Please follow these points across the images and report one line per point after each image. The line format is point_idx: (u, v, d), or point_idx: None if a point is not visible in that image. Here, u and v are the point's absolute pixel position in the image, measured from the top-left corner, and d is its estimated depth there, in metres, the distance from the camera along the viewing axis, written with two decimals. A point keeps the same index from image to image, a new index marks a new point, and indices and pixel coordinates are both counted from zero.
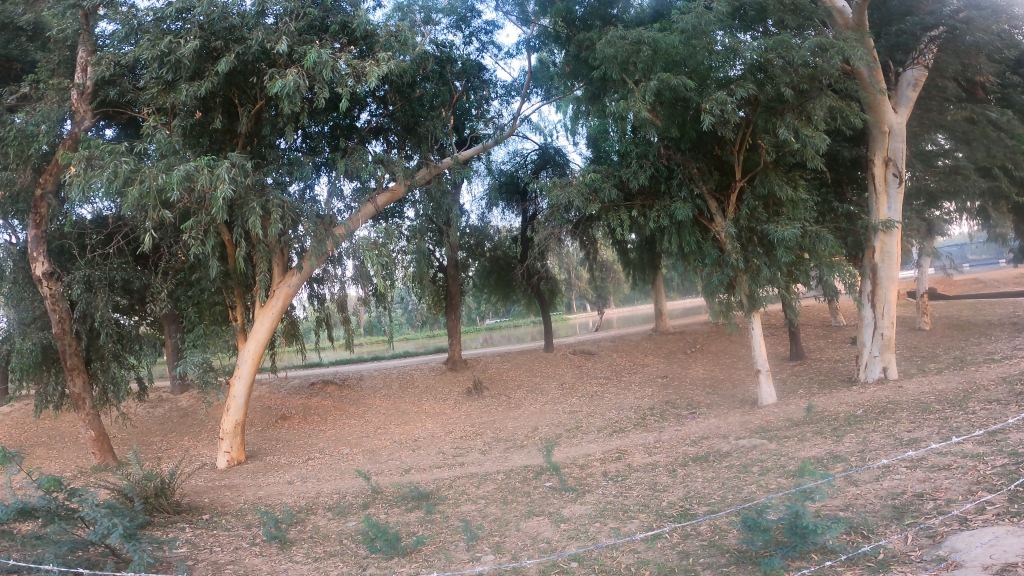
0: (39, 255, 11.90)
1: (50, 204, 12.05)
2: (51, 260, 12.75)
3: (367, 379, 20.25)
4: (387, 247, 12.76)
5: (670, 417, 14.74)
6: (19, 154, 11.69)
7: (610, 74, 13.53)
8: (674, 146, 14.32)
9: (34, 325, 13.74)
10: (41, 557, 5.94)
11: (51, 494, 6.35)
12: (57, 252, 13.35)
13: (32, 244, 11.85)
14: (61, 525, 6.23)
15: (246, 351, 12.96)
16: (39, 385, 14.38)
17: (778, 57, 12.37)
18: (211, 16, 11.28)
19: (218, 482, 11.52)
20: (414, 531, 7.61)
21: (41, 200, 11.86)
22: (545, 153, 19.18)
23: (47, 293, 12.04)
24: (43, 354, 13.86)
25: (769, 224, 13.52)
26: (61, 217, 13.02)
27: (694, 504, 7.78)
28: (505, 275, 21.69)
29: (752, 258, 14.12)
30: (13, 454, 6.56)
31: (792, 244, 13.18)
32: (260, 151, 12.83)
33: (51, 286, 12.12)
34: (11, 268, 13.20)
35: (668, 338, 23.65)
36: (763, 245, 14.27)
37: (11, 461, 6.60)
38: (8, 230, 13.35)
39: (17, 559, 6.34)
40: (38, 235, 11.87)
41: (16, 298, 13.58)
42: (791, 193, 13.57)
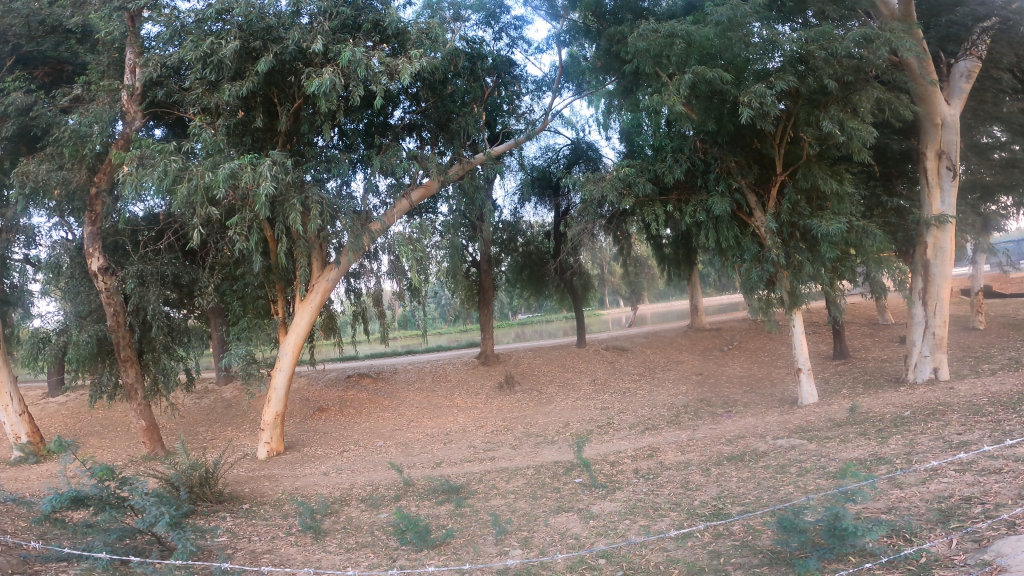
0: (95, 251, 12.43)
1: (104, 202, 12.62)
2: (106, 255, 13.31)
3: (401, 372, 20.52)
4: (421, 242, 12.85)
5: (705, 415, 14.52)
6: (75, 154, 12.24)
7: (643, 67, 13.34)
8: (711, 140, 14.09)
9: (90, 318, 14.37)
10: (91, 545, 6.25)
11: (103, 483, 6.68)
12: (111, 248, 13.93)
13: (88, 240, 12.39)
14: (111, 513, 6.55)
15: (286, 344, 13.26)
16: (94, 375, 15.06)
17: (819, 49, 12.03)
18: (249, 17, 11.53)
19: (258, 472, 11.84)
20: (443, 524, 7.70)
21: (96, 198, 12.43)
22: (578, 148, 19.02)
23: (102, 287, 12.57)
24: (98, 346, 14.50)
25: (813, 219, 13.15)
26: (115, 215, 13.57)
27: (727, 504, 7.66)
28: (538, 270, 21.61)
29: (795, 253, 13.80)
30: (69, 443, 6.96)
31: (836, 239, 12.78)
32: (299, 149, 13.09)
33: (106, 280, 12.64)
34: (68, 264, 13.84)
35: (705, 335, 23.25)
36: (806, 241, 13.94)
37: (67, 452, 6.99)
38: (64, 227, 14.00)
39: (69, 545, 6.63)
40: (94, 232, 12.41)
41: (73, 292, 14.11)
42: (836, 187, 13.17)
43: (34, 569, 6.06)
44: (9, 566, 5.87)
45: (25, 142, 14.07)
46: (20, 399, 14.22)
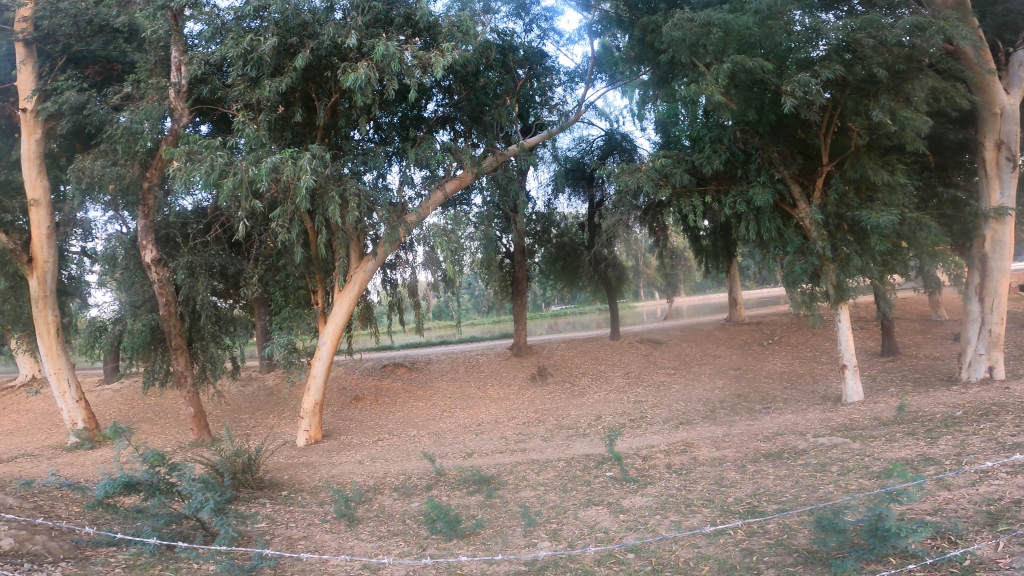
0: (148, 243, 12.91)
1: (156, 195, 13.03)
2: (158, 247, 13.85)
3: (435, 362, 20.73)
4: (456, 233, 12.88)
5: (743, 411, 14.25)
6: (127, 151, 12.71)
7: (679, 57, 13.08)
8: (752, 129, 13.76)
9: (144, 308, 14.95)
10: (141, 530, 6.58)
11: (154, 468, 6.96)
12: (163, 241, 14.44)
13: (142, 233, 12.86)
14: (160, 499, 6.84)
15: (326, 334, 13.53)
16: (148, 363, 15.74)
17: (867, 37, 11.62)
18: (285, 14, 11.68)
19: (297, 459, 12.18)
20: (473, 514, 7.79)
21: (148, 192, 12.85)
22: (612, 139, 18.77)
23: (155, 278, 13.06)
24: (151, 335, 15.11)
25: (862, 211, 12.71)
26: (166, 209, 14.04)
27: (763, 502, 7.52)
28: (572, 262, 21.47)
29: (841, 246, 13.32)
30: (123, 430, 7.64)
31: (888, 232, 12.33)
32: (337, 143, 13.30)
33: (159, 271, 13.14)
34: (122, 256, 14.53)
35: (744, 329, 22.79)
36: (854, 233, 13.47)
37: (121, 437, 7.64)
38: (119, 220, 14.65)
39: (119, 529, 6.99)
40: (147, 225, 12.87)
41: (127, 283, 14.71)
42: (887, 177, 12.66)
43: (85, 553, 6.41)
44: (61, 551, 6.26)
45: (80, 139, 14.81)
46: (77, 386, 14.84)
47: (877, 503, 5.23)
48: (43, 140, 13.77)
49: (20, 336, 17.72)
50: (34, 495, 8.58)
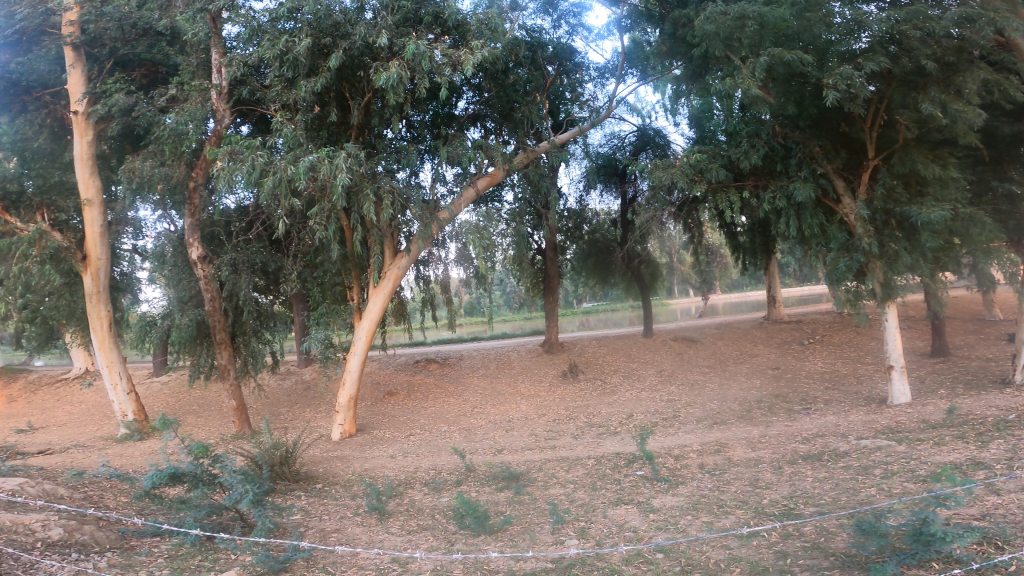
0: (194, 241, 13.44)
1: (201, 195, 13.53)
2: (203, 245, 14.24)
3: (466, 358, 20.87)
4: (488, 230, 12.92)
5: (781, 412, 13.94)
6: (174, 151, 13.06)
7: (713, 51, 12.85)
8: (791, 123, 13.42)
9: (191, 303, 15.47)
10: (184, 520, 6.84)
11: (198, 460, 7.37)
12: (208, 238, 14.88)
13: (189, 231, 13.39)
14: (202, 491, 7.12)
15: (361, 330, 13.73)
16: (194, 357, 16.19)
17: (913, 29, 11.17)
18: (317, 14, 11.84)
19: (331, 453, 12.42)
20: (501, 511, 7.82)
21: (194, 191, 13.36)
22: (644, 135, 18.54)
23: (201, 274, 13.62)
24: (198, 330, 15.62)
25: (911, 206, 12.25)
26: (209, 208, 14.46)
27: (800, 504, 7.35)
28: (604, 258, 21.30)
29: (889, 242, 12.91)
30: (172, 422, 8.11)
31: (939, 227, 11.87)
32: (370, 142, 13.48)
33: (204, 268, 13.67)
34: (171, 253, 15.15)
35: (783, 328, 22.26)
36: (902, 229, 13.00)
37: (170, 430, 8.13)
38: (167, 219, 15.23)
39: (162, 519, 7.26)
40: (194, 224, 13.41)
41: (175, 279, 15.24)
42: (938, 171, 12.07)
43: (130, 543, 6.68)
44: (107, 541, 6.53)
45: (129, 141, 15.27)
46: (127, 379, 15.43)
47: (920, 507, 5.08)
48: (94, 142, 14.36)
49: (74, 330, 18.51)
50: (85, 485, 8.98)
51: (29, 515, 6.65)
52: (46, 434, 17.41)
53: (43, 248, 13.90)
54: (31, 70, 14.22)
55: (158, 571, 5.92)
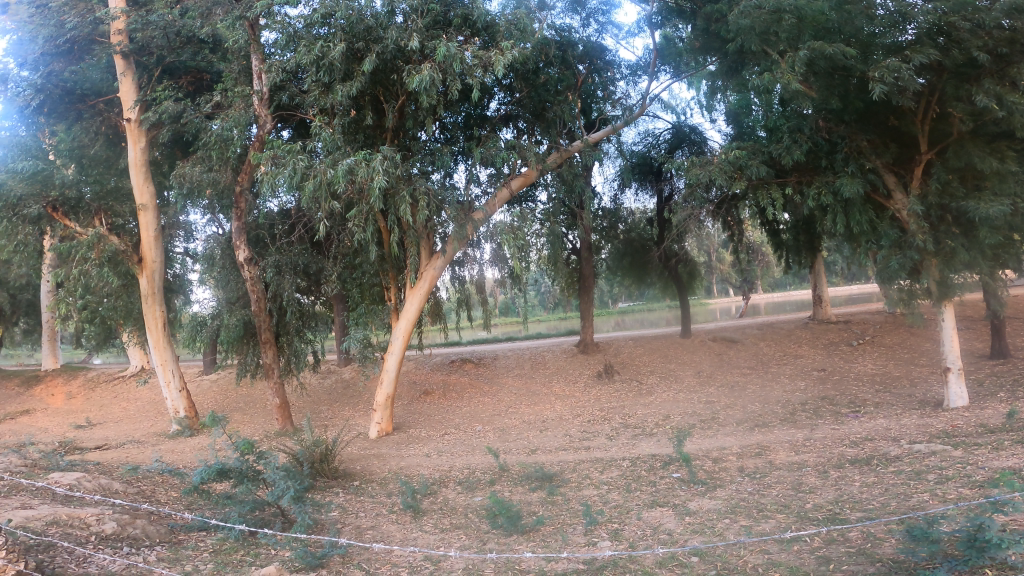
0: (241, 244, 13.86)
1: (247, 198, 13.92)
2: (249, 247, 14.67)
3: (501, 358, 20.93)
4: (522, 230, 12.93)
5: (827, 414, 13.52)
6: (221, 156, 13.44)
7: (749, 46, 12.61)
8: (836, 118, 13.02)
9: (239, 303, 15.98)
10: (229, 514, 7.05)
11: (244, 456, 7.61)
12: (254, 240, 15.30)
13: (236, 234, 13.79)
14: (247, 486, 7.38)
15: (398, 329, 13.88)
16: (241, 356, 16.68)
17: (962, 20, 10.82)
18: (350, 20, 12.08)
19: (369, 451, 12.63)
20: (534, 511, 7.82)
21: (240, 195, 13.77)
22: (679, 132, 18.30)
23: (247, 276, 13.98)
24: (245, 329, 16.10)
25: (967, 201, 11.72)
26: (255, 211, 14.93)
27: (845, 509, 7.13)
28: (640, 258, 21.05)
29: (945, 239, 12.36)
30: (220, 419, 8.47)
31: (999, 223, 11.33)
32: (406, 144, 13.66)
33: (251, 270, 14.04)
34: (220, 255, 15.65)
35: (830, 328, 21.58)
36: (959, 225, 12.46)
37: (217, 426, 8.47)
38: (216, 222, 15.74)
39: (209, 514, 7.55)
40: (241, 227, 13.79)
41: (225, 280, 15.75)
42: (996, 166, 11.59)
43: (178, 537, 6.95)
44: (157, 535, 6.83)
45: (179, 147, 15.83)
46: (180, 377, 16.03)
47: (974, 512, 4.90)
48: (146, 148, 14.97)
49: (131, 330, 19.36)
50: (138, 481, 9.40)
51: (85, 509, 6.99)
52: (104, 430, 18.23)
53: (101, 251, 14.65)
54: (85, 79, 14.82)
55: (204, 565, 6.11)
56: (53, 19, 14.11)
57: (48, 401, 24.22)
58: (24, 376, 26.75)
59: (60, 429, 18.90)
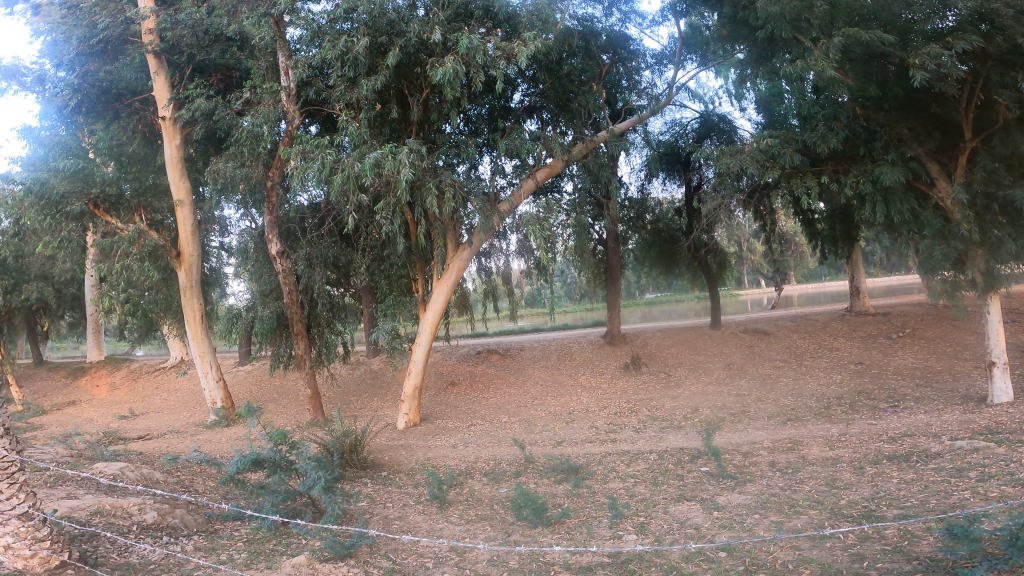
0: (274, 237, 14.12)
1: (278, 193, 14.10)
2: (281, 240, 14.88)
3: (528, 349, 20.91)
4: (548, 221, 12.86)
5: (864, 409, 13.19)
6: (253, 152, 13.64)
7: (779, 33, 12.32)
8: (874, 105, 12.68)
9: (271, 295, 16.27)
10: (262, 504, 7.19)
11: (277, 446, 7.85)
12: (285, 234, 15.52)
13: (268, 228, 14.05)
14: (280, 475, 7.57)
15: (425, 321, 13.92)
16: (274, 347, 17.03)
17: (1006, 6, 10.30)
18: (372, 14, 12.01)
19: (396, 442, 12.78)
20: (560, 503, 7.83)
21: (272, 190, 13.96)
22: (708, 121, 17.92)
23: (279, 269, 14.21)
24: (277, 321, 16.43)
25: (1015, 189, 11.30)
26: (286, 205, 15.14)
27: (882, 506, 6.95)
28: (668, 248, 20.74)
29: (992, 228, 11.93)
30: (256, 409, 8.70)
31: None
32: (431, 137, 13.71)
33: (283, 262, 14.28)
34: (253, 249, 15.99)
35: (868, 320, 20.99)
36: (1006, 213, 12.02)
37: (254, 416, 8.71)
38: (249, 217, 16.08)
39: (244, 503, 7.76)
40: (273, 220, 14.04)
41: (258, 273, 16.06)
42: None
43: (214, 527, 7.15)
44: (195, 524, 7.05)
45: (212, 144, 16.21)
46: (217, 367, 16.44)
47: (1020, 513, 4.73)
48: (181, 145, 15.32)
49: (171, 322, 19.96)
50: (178, 470, 9.74)
51: (128, 498, 7.25)
52: (146, 420, 18.87)
53: (142, 245, 15.17)
54: (120, 78, 15.22)
55: (238, 554, 6.28)
56: (86, 19, 14.30)
57: (93, 392, 25.12)
58: (70, 368, 27.83)
59: (105, 419, 19.65)
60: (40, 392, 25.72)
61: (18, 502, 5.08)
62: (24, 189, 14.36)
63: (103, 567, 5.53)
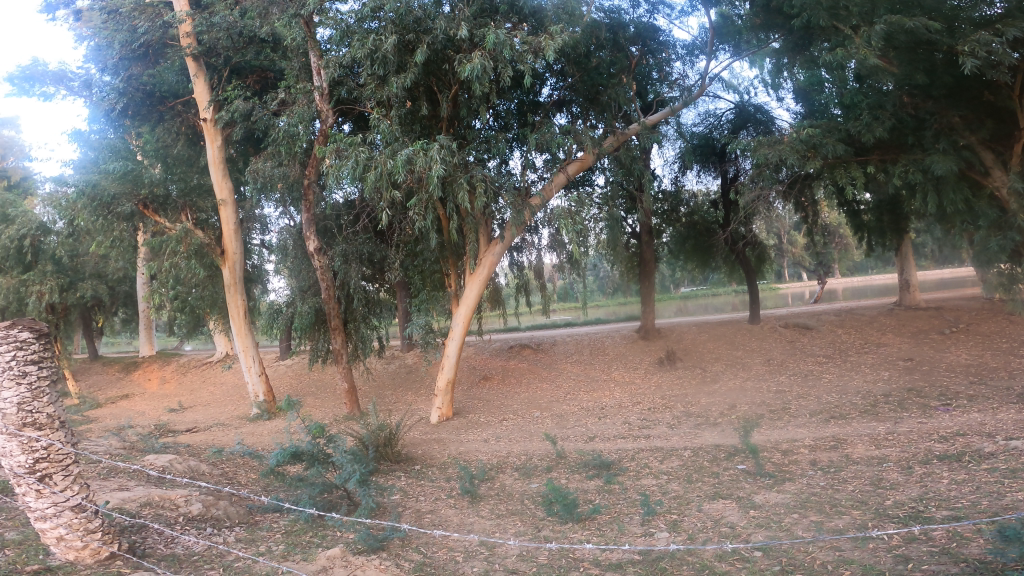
0: (311, 234, 14.43)
1: (315, 190, 14.38)
2: (318, 238, 15.15)
3: (560, 344, 20.83)
4: (580, 214, 12.76)
5: (912, 407, 12.70)
6: (289, 151, 13.91)
7: (817, 20, 11.96)
8: (922, 93, 12.28)
9: (309, 291, 16.60)
10: (300, 497, 7.34)
11: (315, 440, 8.03)
12: (322, 231, 15.79)
13: (306, 225, 14.36)
14: (317, 468, 7.76)
15: (458, 316, 13.95)
16: (313, 342, 17.38)
17: None
18: (399, 12, 12.10)
19: (429, 435, 12.92)
20: (590, 499, 7.79)
21: (308, 188, 14.26)
22: (744, 112, 17.50)
23: (317, 265, 14.52)
24: (315, 316, 16.77)
25: None
26: (322, 202, 15.39)
27: (930, 507, 6.69)
28: (704, 241, 20.37)
29: None
30: (296, 403, 8.87)
31: None
32: (461, 133, 13.76)
33: (320, 259, 14.59)
34: (292, 246, 16.40)
35: (917, 315, 20.21)
36: None
37: (295, 410, 8.92)
38: (287, 215, 16.47)
39: (283, 496, 7.98)
40: (310, 218, 14.34)
41: (297, 269, 16.42)
42: None
43: (255, 518, 7.36)
44: (236, 516, 7.25)
45: (251, 144, 16.63)
46: (259, 361, 16.88)
47: None
48: (223, 145, 15.75)
49: (216, 318, 20.62)
50: (221, 462, 10.07)
51: (175, 491, 7.53)
52: (193, 413, 19.56)
53: (188, 244, 15.73)
54: (161, 81, 15.74)
55: (276, 545, 6.45)
56: (126, 24, 14.74)
57: (144, 385, 26.17)
58: (124, 362, 29.02)
59: (155, 412, 20.46)
60: (96, 386, 26.99)
61: (71, 494, 5.24)
62: (77, 192, 14.87)
63: (150, 558, 5.75)
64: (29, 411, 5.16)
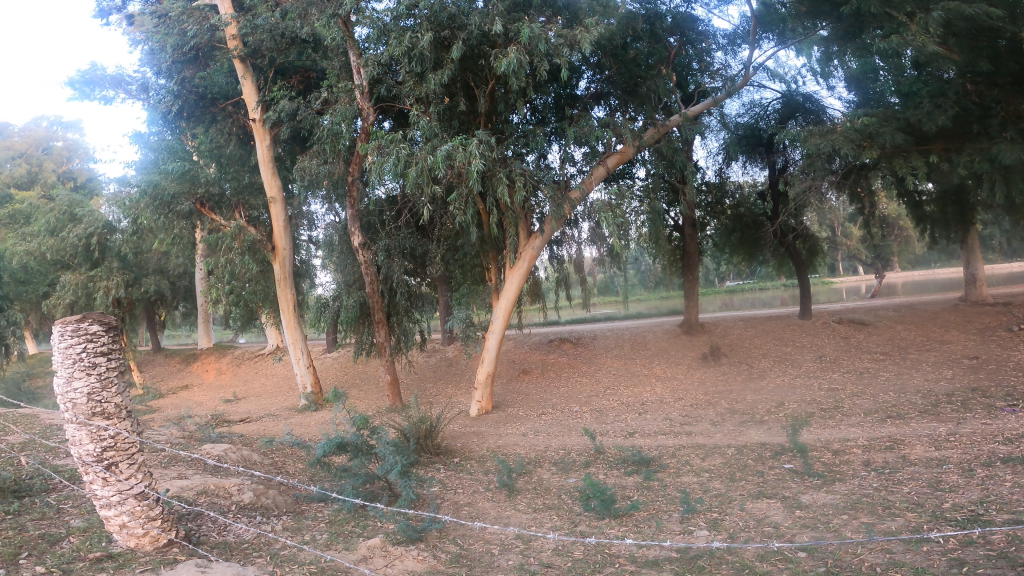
0: (356, 230, 14.74)
1: (359, 187, 14.66)
2: (363, 233, 15.45)
3: (601, 338, 20.67)
4: (621, 207, 12.62)
5: (977, 407, 12.03)
6: (333, 149, 14.22)
7: (869, 5, 11.44)
8: (986, 79, 11.75)
9: (354, 284, 16.96)
10: (344, 487, 7.55)
11: (359, 432, 8.21)
12: (367, 227, 16.09)
13: (350, 221, 14.68)
14: (361, 459, 7.93)
15: (498, 309, 13.99)
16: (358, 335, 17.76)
17: None
18: (434, 9, 12.21)
19: (469, 428, 13.05)
20: (629, 495, 7.72)
21: (352, 185, 14.56)
22: (791, 101, 16.89)
23: (361, 260, 14.83)
24: (360, 309, 17.14)
25: None
26: (366, 198, 15.65)
27: (991, 510, 6.34)
28: (751, 234, 19.82)
29: None
30: (343, 395, 9.05)
31: None
32: (498, 128, 13.79)
33: (365, 254, 14.90)
34: (338, 241, 16.84)
35: (983, 311, 19.12)
36: None
37: (339, 401, 9.13)
38: (332, 210, 16.89)
39: (328, 486, 8.20)
40: (354, 214, 14.64)
41: (342, 263, 16.80)
42: None
43: (301, 507, 7.60)
44: (284, 505, 7.52)
45: (297, 143, 17.10)
46: (307, 354, 17.38)
47: None
48: (271, 144, 16.20)
49: (267, 312, 21.34)
50: (270, 452, 10.46)
51: (228, 479, 7.86)
52: (247, 403, 20.34)
53: (242, 240, 16.35)
54: (212, 83, 16.63)
55: (320, 534, 6.64)
56: (176, 28, 15.14)
57: (202, 376, 27.35)
58: (184, 354, 30.40)
59: (212, 402, 21.38)
60: (158, 377, 28.38)
61: (134, 482, 5.53)
62: (140, 191, 15.77)
63: (204, 545, 5.99)
64: (98, 401, 5.45)
